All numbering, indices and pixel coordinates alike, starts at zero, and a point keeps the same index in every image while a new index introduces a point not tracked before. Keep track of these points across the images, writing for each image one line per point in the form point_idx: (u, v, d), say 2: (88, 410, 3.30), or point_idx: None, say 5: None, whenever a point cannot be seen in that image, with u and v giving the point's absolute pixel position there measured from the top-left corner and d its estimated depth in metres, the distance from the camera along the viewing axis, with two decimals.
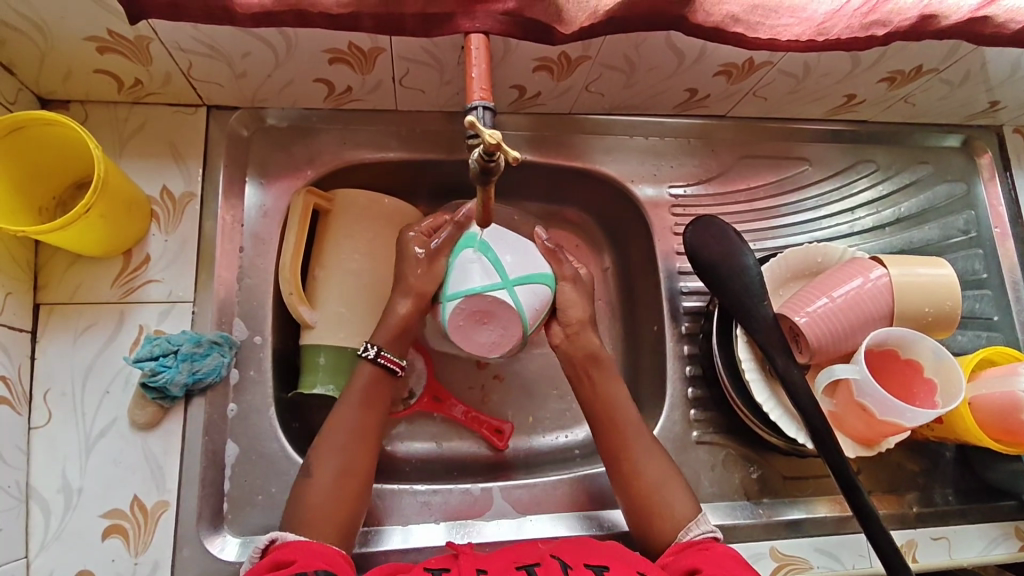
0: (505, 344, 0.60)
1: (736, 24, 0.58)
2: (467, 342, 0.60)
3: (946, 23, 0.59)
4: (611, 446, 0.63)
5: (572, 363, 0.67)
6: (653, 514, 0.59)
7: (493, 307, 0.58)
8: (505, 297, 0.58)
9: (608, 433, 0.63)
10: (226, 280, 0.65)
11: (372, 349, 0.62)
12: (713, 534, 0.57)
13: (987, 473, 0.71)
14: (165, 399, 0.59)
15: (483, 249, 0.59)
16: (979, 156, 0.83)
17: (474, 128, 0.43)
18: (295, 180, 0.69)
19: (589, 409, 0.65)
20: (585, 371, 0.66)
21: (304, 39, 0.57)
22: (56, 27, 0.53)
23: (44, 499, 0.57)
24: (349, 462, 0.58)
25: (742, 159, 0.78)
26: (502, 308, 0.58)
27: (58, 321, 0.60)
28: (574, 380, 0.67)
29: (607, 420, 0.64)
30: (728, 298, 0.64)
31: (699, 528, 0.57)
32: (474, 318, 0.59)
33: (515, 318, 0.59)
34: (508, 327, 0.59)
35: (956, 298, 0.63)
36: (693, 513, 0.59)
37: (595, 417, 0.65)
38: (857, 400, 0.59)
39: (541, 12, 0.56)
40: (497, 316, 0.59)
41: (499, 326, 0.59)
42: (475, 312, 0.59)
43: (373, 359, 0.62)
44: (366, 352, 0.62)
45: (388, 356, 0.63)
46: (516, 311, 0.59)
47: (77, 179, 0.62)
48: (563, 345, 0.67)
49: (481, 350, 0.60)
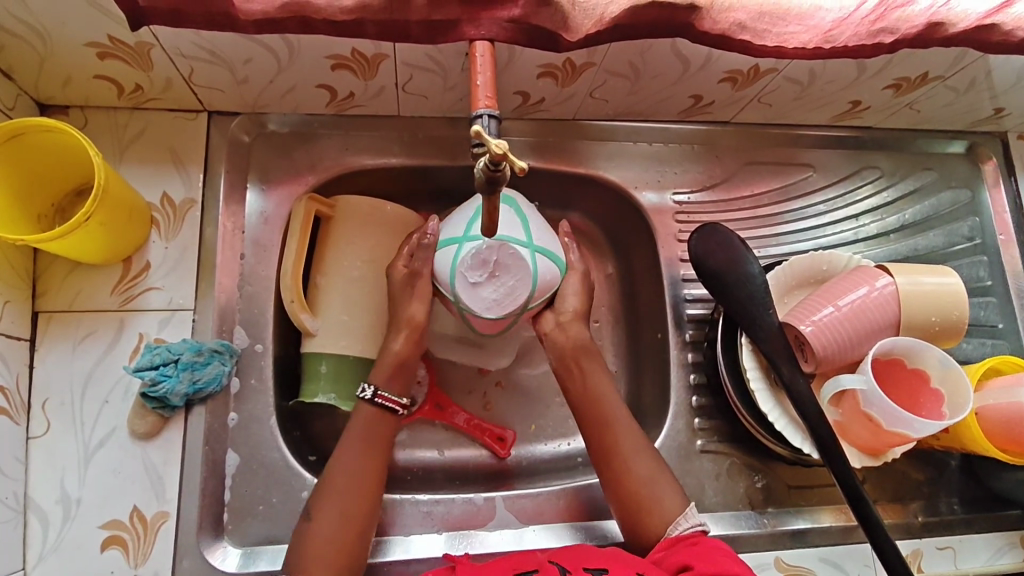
0: (506, 305, 0.58)
1: (742, 31, 0.57)
2: (468, 287, 0.58)
3: (954, 31, 0.59)
4: (605, 446, 0.61)
5: (564, 360, 0.66)
6: (648, 516, 0.58)
7: (512, 262, 0.57)
8: (527, 257, 0.58)
9: (598, 433, 0.62)
10: (227, 287, 0.65)
11: (368, 390, 0.61)
12: (701, 527, 0.57)
13: (992, 483, 0.69)
14: (165, 408, 0.59)
15: (514, 210, 0.59)
16: (983, 163, 0.82)
17: (480, 138, 0.42)
18: (296, 186, 0.68)
19: (581, 408, 0.64)
20: (575, 362, 0.66)
21: (306, 45, 0.57)
22: (56, 33, 0.53)
23: (42, 510, 0.56)
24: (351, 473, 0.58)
25: (746, 165, 0.78)
26: (519, 269, 0.57)
27: (57, 329, 0.60)
28: (564, 375, 0.66)
29: (596, 420, 0.63)
30: (733, 307, 0.64)
31: (688, 522, 0.57)
32: (485, 267, 0.57)
33: (525, 284, 0.58)
34: (516, 288, 0.58)
35: (962, 308, 0.62)
36: (682, 509, 0.58)
37: (585, 418, 0.64)
38: (864, 410, 0.59)
39: (547, 19, 0.55)
40: (509, 275, 0.58)
41: (508, 285, 0.58)
42: (491, 259, 0.57)
43: (370, 399, 0.61)
44: (363, 393, 0.61)
45: (385, 395, 0.62)
46: (531, 276, 0.58)
47: (77, 186, 0.61)
48: (552, 334, 0.66)
49: (478, 303, 0.58)
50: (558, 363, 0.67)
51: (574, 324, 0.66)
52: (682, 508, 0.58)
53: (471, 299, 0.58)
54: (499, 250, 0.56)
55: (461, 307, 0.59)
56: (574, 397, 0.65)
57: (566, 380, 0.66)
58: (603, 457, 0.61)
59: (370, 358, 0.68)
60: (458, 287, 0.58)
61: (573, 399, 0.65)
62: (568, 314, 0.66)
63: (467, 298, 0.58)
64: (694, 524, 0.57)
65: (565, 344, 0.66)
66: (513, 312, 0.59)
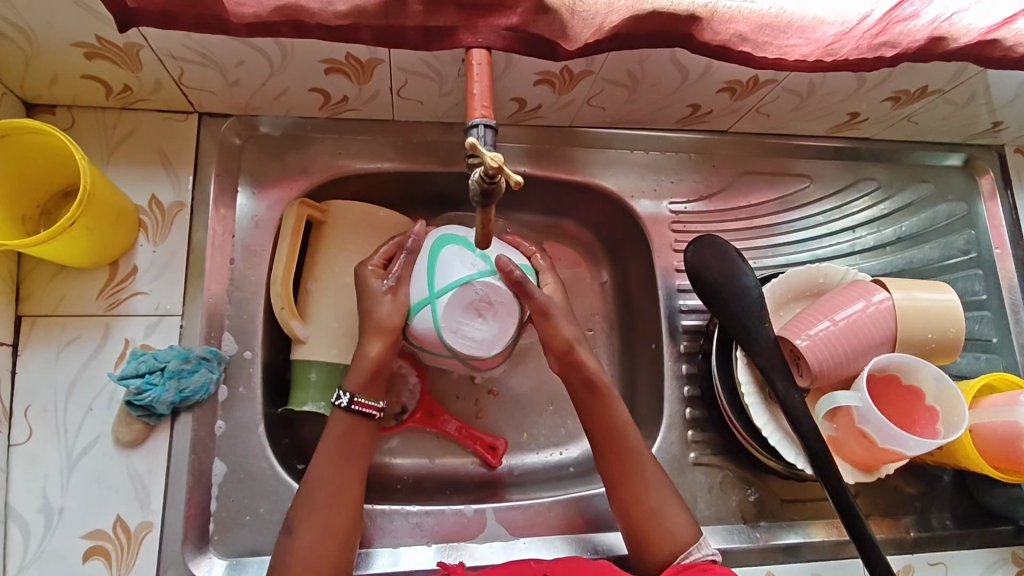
0: (464, 342, 0.60)
1: (743, 43, 0.57)
2: (458, 299, 0.59)
3: (955, 46, 0.59)
4: (616, 474, 0.61)
5: (572, 388, 0.65)
6: (652, 542, 0.58)
7: (500, 322, 0.61)
8: (507, 328, 0.62)
9: (616, 461, 0.61)
10: (216, 293, 0.63)
11: (344, 397, 0.59)
12: (713, 558, 0.56)
13: (984, 497, 0.70)
14: (150, 416, 0.58)
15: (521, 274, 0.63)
16: (979, 175, 0.82)
17: (474, 150, 0.42)
18: (289, 190, 0.67)
19: (596, 433, 0.63)
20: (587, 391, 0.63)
21: (300, 49, 0.56)
22: (42, 32, 0.51)
23: (23, 519, 0.55)
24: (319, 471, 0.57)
25: (743, 175, 0.77)
26: (494, 340, 0.61)
27: (40, 334, 0.59)
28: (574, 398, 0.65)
29: (617, 447, 0.61)
30: (729, 319, 0.63)
31: (700, 552, 0.56)
32: (478, 303, 0.60)
33: (485, 351, 0.61)
34: (475, 340, 0.61)
35: (958, 326, 0.62)
36: (694, 538, 0.58)
37: (597, 441, 0.63)
38: (859, 427, 0.58)
39: (545, 27, 0.54)
40: (485, 333, 0.61)
41: (483, 335, 0.61)
42: (491, 305, 0.60)
43: (346, 406, 0.59)
44: (340, 401, 0.59)
45: (362, 401, 0.60)
46: (498, 346, 0.62)
47: (64, 188, 0.60)
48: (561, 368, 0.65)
49: (448, 317, 0.60)
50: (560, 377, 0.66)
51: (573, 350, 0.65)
52: (694, 538, 0.58)
53: (446, 310, 0.60)
54: (504, 305, 0.61)
55: (431, 303, 0.60)
56: (590, 423, 0.63)
57: (583, 408, 0.64)
58: (614, 485, 0.61)
59: None
60: (453, 289, 0.59)
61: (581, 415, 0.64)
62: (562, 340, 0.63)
63: (446, 305, 0.59)
64: (706, 555, 0.56)
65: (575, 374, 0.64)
66: (458, 352, 0.61)
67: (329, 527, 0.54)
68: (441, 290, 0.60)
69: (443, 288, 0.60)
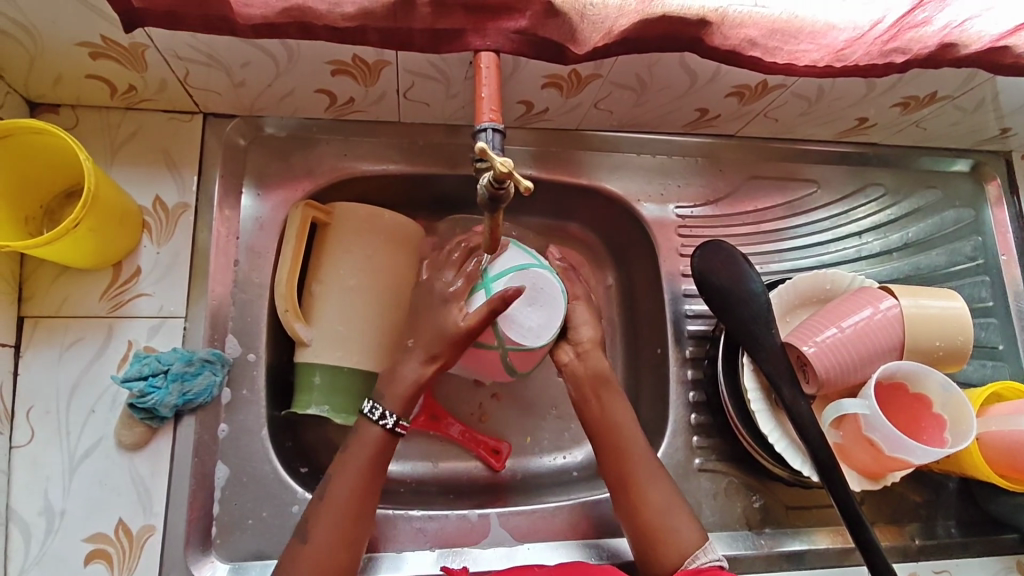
0: (516, 330, 0.60)
1: (753, 48, 0.56)
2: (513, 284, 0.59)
3: (966, 52, 0.58)
4: (620, 475, 0.61)
5: (579, 387, 0.65)
6: (659, 544, 0.57)
7: (549, 313, 0.61)
8: (555, 321, 0.61)
9: (614, 461, 0.61)
10: (220, 295, 0.63)
11: (391, 418, 0.58)
12: (720, 563, 0.56)
13: (989, 505, 0.69)
14: (153, 419, 0.57)
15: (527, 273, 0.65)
16: (987, 182, 0.82)
17: (484, 155, 0.41)
18: (294, 191, 0.67)
19: (597, 435, 0.63)
20: (593, 392, 0.64)
21: (306, 50, 0.55)
22: (46, 32, 0.51)
23: (25, 522, 0.55)
24: (332, 484, 0.57)
25: (750, 179, 0.77)
26: (543, 330, 0.61)
27: (43, 335, 0.58)
28: (580, 403, 0.65)
29: (615, 448, 0.61)
30: (736, 325, 0.63)
31: (707, 557, 0.56)
32: (533, 292, 0.60)
33: (534, 341, 0.61)
34: (526, 330, 0.60)
35: (967, 334, 0.61)
36: (700, 542, 0.57)
37: (599, 444, 0.63)
38: (866, 435, 0.58)
39: (554, 30, 0.54)
40: (535, 322, 0.60)
41: (533, 326, 0.60)
42: (541, 295, 0.60)
43: (391, 428, 0.59)
44: (383, 421, 0.58)
45: (404, 424, 0.59)
46: (547, 339, 0.61)
47: (66, 188, 0.59)
48: (572, 364, 0.65)
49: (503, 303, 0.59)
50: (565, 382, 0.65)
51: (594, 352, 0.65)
52: (700, 541, 0.57)
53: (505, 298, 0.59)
54: (554, 296, 0.61)
55: (485, 288, 0.59)
56: (592, 426, 0.63)
57: (585, 411, 0.64)
58: (618, 486, 0.60)
59: (366, 370, 0.66)
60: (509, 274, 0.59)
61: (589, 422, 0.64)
62: (585, 343, 0.65)
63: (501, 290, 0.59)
64: (713, 560, 0.56)
65: (585, 374, 0.64)
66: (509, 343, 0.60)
67: (330, 539, 0.54)
68: (495, 275, 0.59)
69: (499, 274, 0.59)
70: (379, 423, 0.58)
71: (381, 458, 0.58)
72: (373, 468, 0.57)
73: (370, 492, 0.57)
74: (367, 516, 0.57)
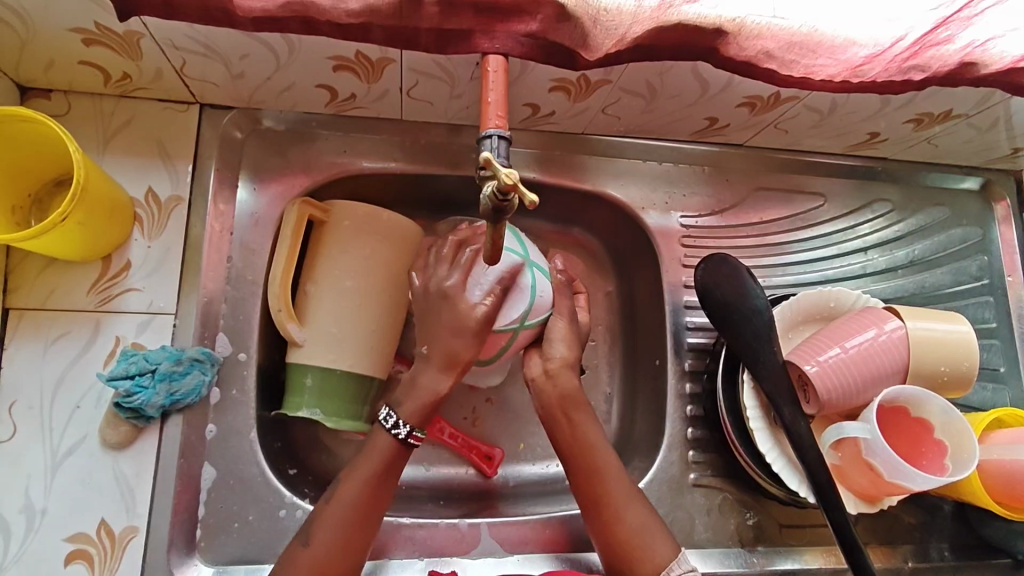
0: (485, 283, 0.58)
1: (769, 60, 0.55)
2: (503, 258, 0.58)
3: (986, 72, 0.57)
4: (593, 489, 0.59)
5: (545, 404, 0.62)
6: (634, 561, 0.56)
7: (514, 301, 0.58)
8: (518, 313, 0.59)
9: (587, 476, 0.59)
10: (212, 291, 0.62)
11: (405, 428, 0.57)
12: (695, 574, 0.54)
13: (983, 530, 0.69)
14: (139, 418, 0.56)
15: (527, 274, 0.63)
16: (995, 202, 0.81)
17: (487, 165, 0.39)
18: (289, 188, 0.65)
19: (569, 454, 0.61)
20: (565, 411, 0.61)
21: (308, 45, 0.54)
22: (38, 16, 0.49)
23: (5, 519, 0.53)
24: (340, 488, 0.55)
25: (756, 191, 0.75)
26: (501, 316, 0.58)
27: (28, 328, 0.57)
28: (546, 421, 0.62)
29: (588, 461, 0.60)
30: (739, 341, 0.61)
31: (680, 568, 0.54)
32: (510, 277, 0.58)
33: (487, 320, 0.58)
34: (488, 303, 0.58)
35: (972, 360, 0.60)
36: (676, 554, 0.55)
37: (572, 463, 0.60)
38: (866, 459, 0.57)
39: (566, 36, 0.52)
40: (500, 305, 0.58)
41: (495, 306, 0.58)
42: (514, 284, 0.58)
43: (404, 439, 0.57)
44: (397, 430, 0.57)
45: (418, 435, 0.58)
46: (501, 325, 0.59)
47: (55, 177, 0.57)
48: (539, 381, 0.62)
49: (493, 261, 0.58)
50: (541, 401, 0.62)
51: (563, 372, 0.62)
52: (674, 554, 0.55)
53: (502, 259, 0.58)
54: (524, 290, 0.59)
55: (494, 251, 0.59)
56: (562, 445, 0.61)
57: (553, 429, 0.62)
58: (593, 499, 0.59)
59: (359, 373, 0.64)
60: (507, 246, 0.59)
61: (559, 442, 0.61)
62: (556, 361, 0.62)
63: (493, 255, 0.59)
64: (686, 571, 0.54)
65: (553, 395, 0.62)
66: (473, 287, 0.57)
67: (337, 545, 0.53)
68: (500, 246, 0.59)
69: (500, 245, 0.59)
70: (391, 431, 0.57)
71: (380, 468, 0.56)
72: (383, 475, 0.56)
73: (371, 504, 0.55)
74: (372, 523, 0.55)
